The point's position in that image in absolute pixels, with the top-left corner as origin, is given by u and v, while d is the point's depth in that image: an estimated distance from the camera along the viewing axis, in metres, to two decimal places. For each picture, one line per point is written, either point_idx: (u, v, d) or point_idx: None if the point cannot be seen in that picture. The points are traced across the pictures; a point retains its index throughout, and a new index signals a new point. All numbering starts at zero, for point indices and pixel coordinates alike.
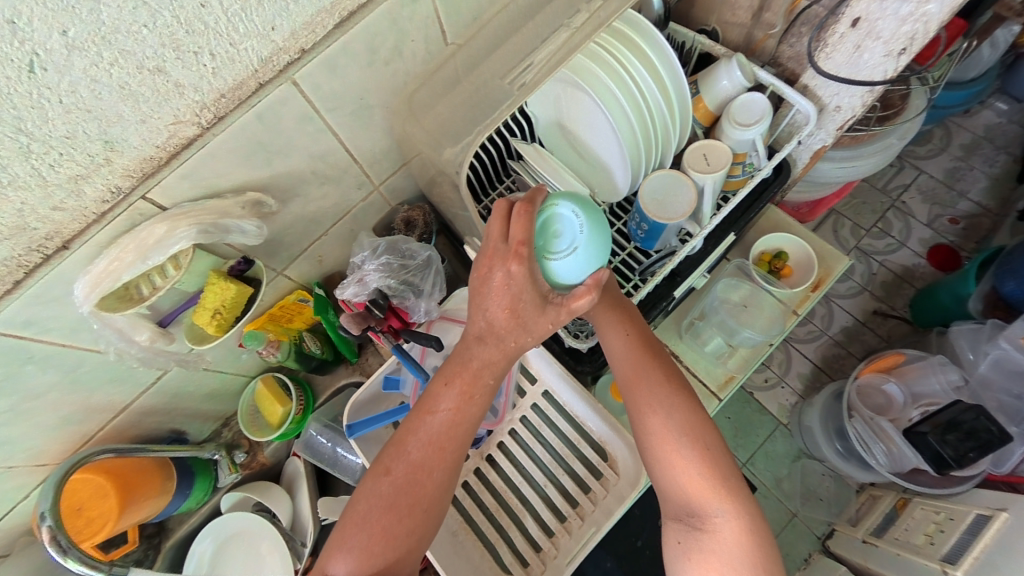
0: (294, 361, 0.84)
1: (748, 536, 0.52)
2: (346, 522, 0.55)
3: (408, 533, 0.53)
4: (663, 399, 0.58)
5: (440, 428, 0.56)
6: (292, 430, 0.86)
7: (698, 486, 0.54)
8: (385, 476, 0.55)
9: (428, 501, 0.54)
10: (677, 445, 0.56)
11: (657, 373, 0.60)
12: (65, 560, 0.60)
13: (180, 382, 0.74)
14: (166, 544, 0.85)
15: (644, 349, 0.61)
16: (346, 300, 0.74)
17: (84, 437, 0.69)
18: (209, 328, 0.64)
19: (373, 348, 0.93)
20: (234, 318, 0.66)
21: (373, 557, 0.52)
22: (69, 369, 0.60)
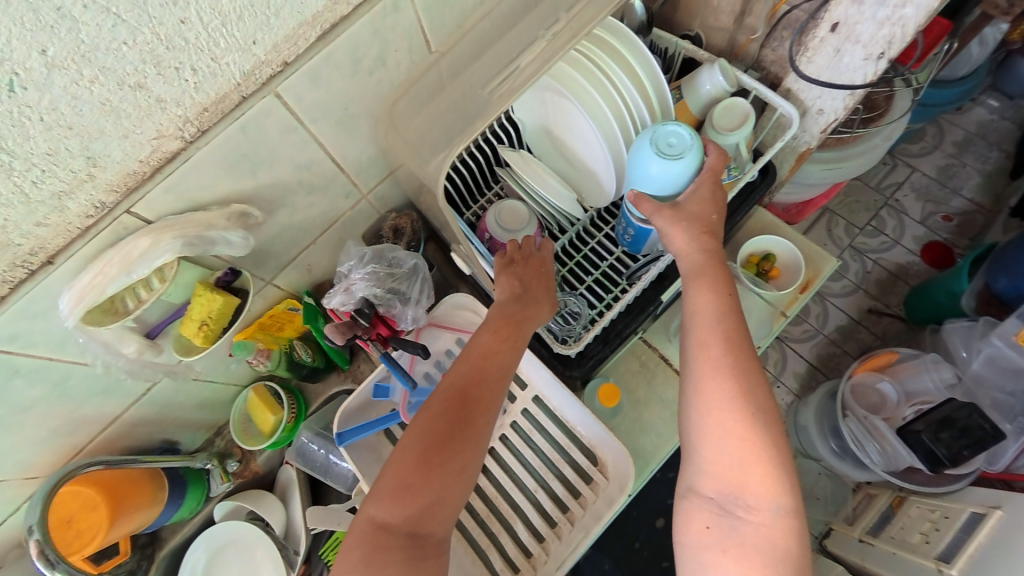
0: (285, 369, 0.84)
1: (789, 537, 0.51)
2: (388, 468, 0.56)
3: (447, 480, 0.55)
4: (715, 336, 0.56)
5: (482, 370, 0.61)
6: (285, 438, 0.86)
7: (731, 438, 0.53)
8: (427, 421, 0.58)
9: (467, 451, 0.57)
10: (720, 388, 0.54)
11: (716, 305, 0.57)
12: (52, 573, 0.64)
13: (171, 392, 0.75)
14: (159, 554, 0.85)
15: (709, 280, 0.58)
16: (334, 309, 0.73)
17: (74, 449, 0.70)
18: (197, 339, 0.65)
19: (365, 354, 0.93)
20: (222, 329, 0.67)
21: (415, 500, 0.54)
22: (58, 383, 0.60)
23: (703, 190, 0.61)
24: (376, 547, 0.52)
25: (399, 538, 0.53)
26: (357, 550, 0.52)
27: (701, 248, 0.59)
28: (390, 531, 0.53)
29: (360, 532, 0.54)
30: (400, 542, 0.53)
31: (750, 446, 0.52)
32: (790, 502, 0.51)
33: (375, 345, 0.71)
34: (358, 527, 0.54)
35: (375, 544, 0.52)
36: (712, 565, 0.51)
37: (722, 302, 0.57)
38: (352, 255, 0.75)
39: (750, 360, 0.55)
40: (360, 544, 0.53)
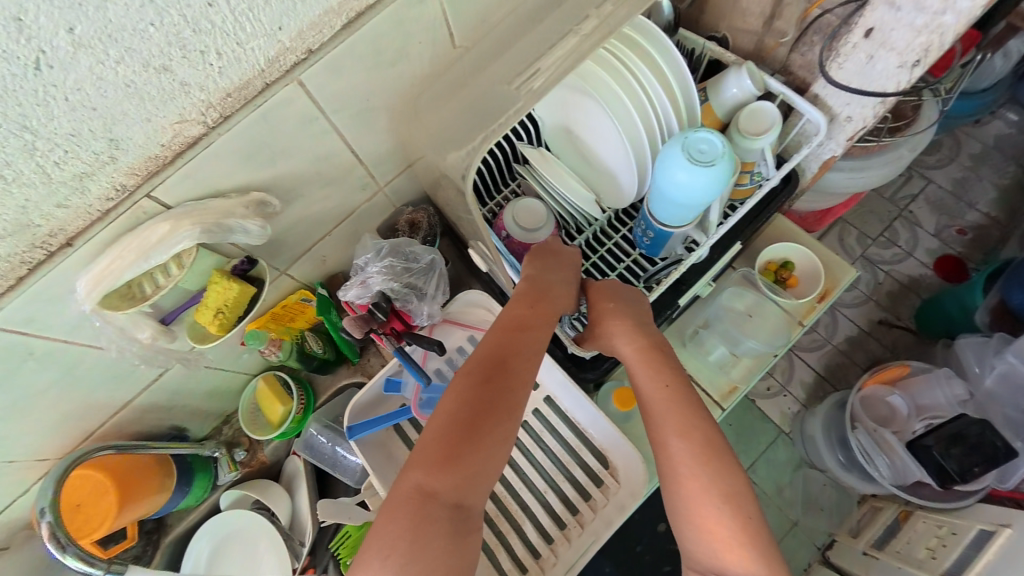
0: (296, 361, 0.84)
1: None
2: (419, 450, 0.51)
3: (486, 461, 0.51)
4: (667, 417, 0.55)
5: (520, 341, 0.57)
6: (293, 429, 0.85)
7: (703, 526, 0.50)
8: (461, 399, 0.53)
9: (505, 431, 0.53)
10: (682, 471, 0.52)
11: (662, 381, 0.56)
12: (64, 556, 0.66)
13: (181, 379, 0.74)
14: (165, 540, 0.85)
15: (653, 357, 0.58)
16: (350, 303, 0.73)
17: (84, 434, 0.69)
18: (211, 327, 0.64)
19: (375, 348, 0.92)
20: (237, 318, 0.66)
21: (452, 479, 0.49)
22: (71, 366, 0.60)
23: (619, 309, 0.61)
24: (413, 535, 0.47)
25: (441, 520, 0.48)
26: (393, 536, 0.47)
27: (628, 338, 0.59)
28: (429, 512, 0.48)
29: (395, 518, 0.48)
30: (440, 524, 0.48)
31: (730, 522, 0.50)
32: None
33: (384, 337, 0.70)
34: (388, 514, 0.48)
35: (412, 528, 0.47)
36: None
37: (667, 381, 0.57)
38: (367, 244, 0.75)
39: (702, 423, 0.54)
40: (396, 530, 0.47)
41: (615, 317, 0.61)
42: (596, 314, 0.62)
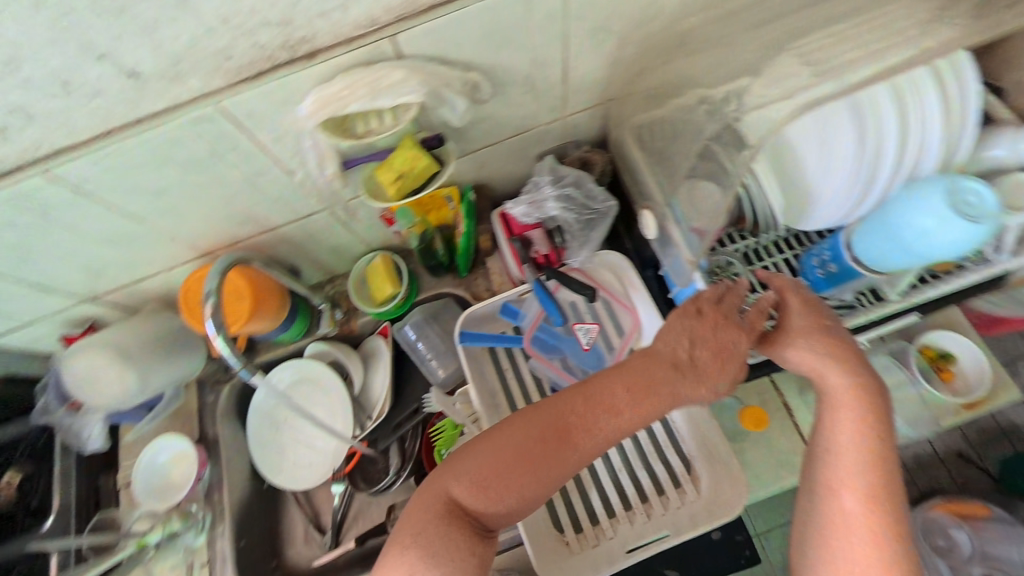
0: (419, 252, 0.85)
1: None
2: (477, 454, 0.51)
3: (535, 486, 0.50)
4: (851, 464, 0.48)
5: (658, 385, 0.51)
6: (390, 312, 0.88)
7: None
8: (535, 425, 0.50)
9: (562, 472, 0.50)
10: (854, 527, 0.46)
11: (861, 424, 0.49)
12: (215, 335, 0.62)
13: (323, 225, 0.77)
14: (253, 361, 0.92)
15: (863, 391, 0.50)
16: (513, 216, 0.73)
17: (229, 241, 0.73)
18: (389, 189, 0.61)
19: (485, 269, 0.92)
20: (411, 188, 0.63)
21: (504, 498, 0.49)
22: (252, 176, 0.62)
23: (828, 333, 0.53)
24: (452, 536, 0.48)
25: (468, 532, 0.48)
26: (432, 529, 0.48)
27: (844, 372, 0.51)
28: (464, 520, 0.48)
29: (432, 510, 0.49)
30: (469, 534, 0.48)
31: None
32: None
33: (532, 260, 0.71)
34: (422, 502, 0.50)
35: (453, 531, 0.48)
36: None
37: (873, 437, 0.48)
38: (546, 164, 0.73)
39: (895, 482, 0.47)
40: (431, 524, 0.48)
41: (811, 337, 0.53)
42: (795, 325, 0.55)
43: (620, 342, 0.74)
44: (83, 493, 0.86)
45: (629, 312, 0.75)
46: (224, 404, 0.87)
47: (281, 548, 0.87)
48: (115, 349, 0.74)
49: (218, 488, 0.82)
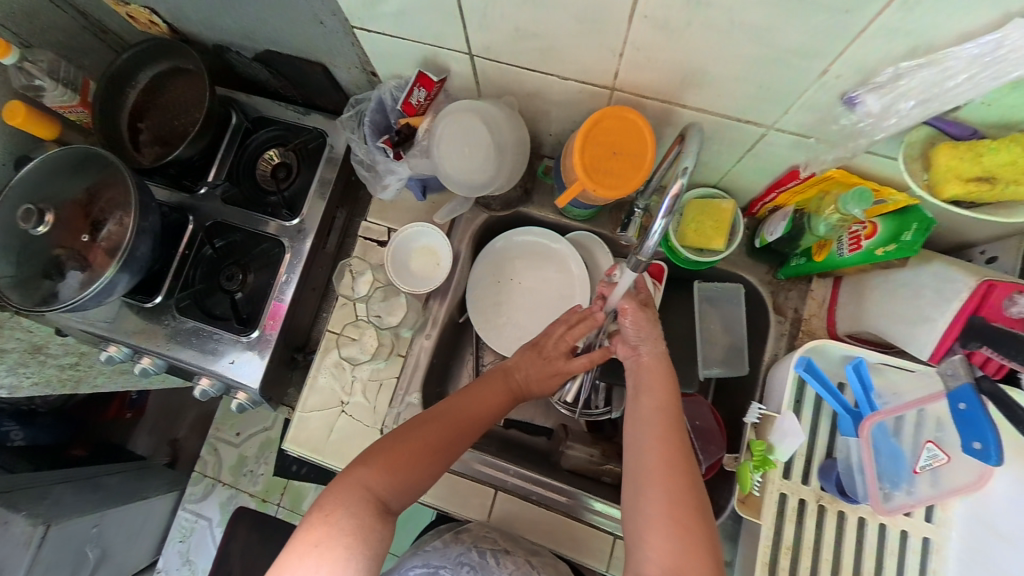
0: (787, 228, 0.68)
1: (679, 541, 0.52)
2: (378, 443, 0.61)
3: (482, 417, 0.66)
4: (662, 516, 0.53)
5: (503, 383, 0.70)
6: (687, 260, 0.75)
7: (661, 537, 0.52)
8: (473, 401, 0.67)
9: (492, 409, 0.68)
10: (684, 529, 0.52)
11: (658, 453, 0.57)
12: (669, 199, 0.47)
13: (739, 138, 0.61)
14: (520, 208, 0.83)
15: (654, 390, 0.62)
16: (1006, 305, 0.50)
17: (644, 94, 0.59)
18: (952, 187, 0.43)
19: (805, 289, 0.76)
20: (972, 201, 0.44)
21: (432, 451, 0.62)
22: (792, 47, 0.45)
23: (663, 369, 0.64)
24: (400, 484, 0.59)
25: (426, 456, 0.61)
26: (402, 465, 0.59)
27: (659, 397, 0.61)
28: (437, 443, 0.62)
29: (360, 483, 0.57)
30: (412, 470, 0.60)
31: (666, 524, 0.53)
32: (682, 548, 0.51)
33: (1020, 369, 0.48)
34: (396, 443, 0.61)
35: (415, 463, 0.60)
36: (647, 532, 0.53)
37: (661, 419, 0.60)
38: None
39: (688, 483, 0.55)
40: (391, 476, 0.59)
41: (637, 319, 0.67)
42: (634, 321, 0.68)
43: (934, 495, 0.56)
44: (325, 215, 0.88)
45: (977, 476, 0.53)
46: (477, 228, 0.84)
47: (445, 382, 0.86)
48: (484, 125, 0.60)
49: (437, 299, 0.82)
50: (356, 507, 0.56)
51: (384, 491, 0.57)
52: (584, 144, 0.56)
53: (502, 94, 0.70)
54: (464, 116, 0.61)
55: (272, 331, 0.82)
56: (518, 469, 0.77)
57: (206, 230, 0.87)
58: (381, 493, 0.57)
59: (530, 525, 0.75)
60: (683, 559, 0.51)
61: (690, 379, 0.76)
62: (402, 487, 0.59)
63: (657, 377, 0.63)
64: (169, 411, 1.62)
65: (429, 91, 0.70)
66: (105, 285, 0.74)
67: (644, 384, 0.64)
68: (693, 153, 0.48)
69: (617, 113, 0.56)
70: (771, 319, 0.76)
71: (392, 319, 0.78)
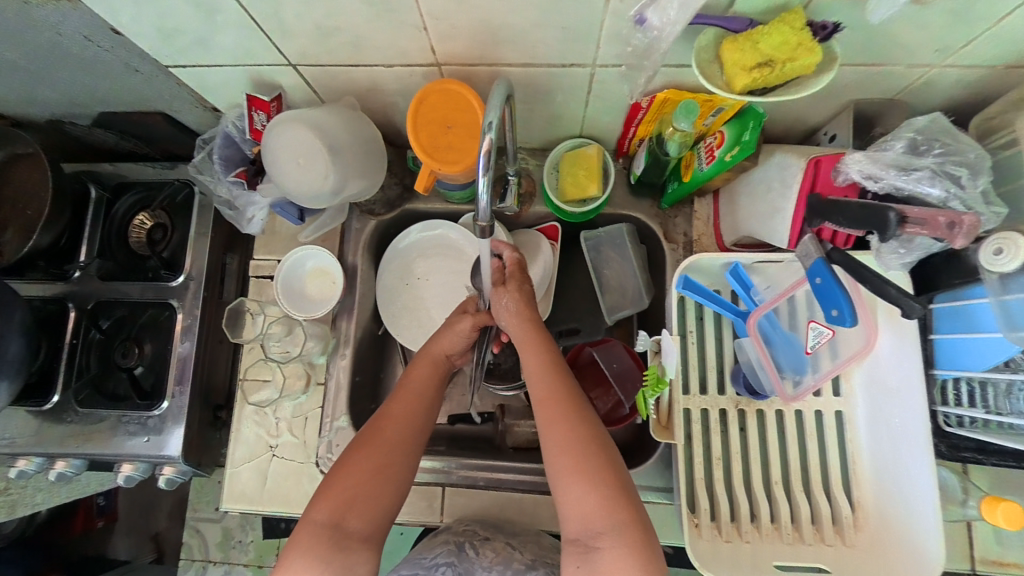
0: (647, 159, 0.69)
1: (590, 482, 0.51)
2: (329, 472, 0.59)
3: (417, 401, 0.64)
4: (562, 456, 0.53)
5: (439, 360, 0.69)
6: (572, 213, 0.76)
7: (574, 486, 0.52)
8: (404, 392, 0.65)
9: (428, 392, 0.66)
10: (587, 468, 0.52)
11: (546, 401, 0.57)
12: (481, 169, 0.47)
13: (575, 83, 0.62)
14: (405, 206, 0.82)
15: (529, 343, 0.62)
16: (835, 177, 0.52)
17: (467, 63, 0.59)
18: (740, 80, 0.45)
19: (690, 211, 0.78)
20: (766, 87, 0.46)
21: (386, 454, 0.60)
22: None
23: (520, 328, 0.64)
24: (361, 497, 0.57)
25: (374, 463, 0.58)
26: (345, 490, 0.57)
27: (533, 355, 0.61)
28: (378, 449, 0.60)
29: (317, 517, 0.55)
30: (368, 484, 0.58)
31: (573, 470, 0.52)
32: (596, 487, 0.51)
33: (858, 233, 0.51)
34: (338, 470, 0.59)
35: (363, 480, 0.58)
36: (562, 487, 0.53)
37: (542, 374, 0.59)
38: (907, 121, 0.50)
39: (579, 422, 0.55)
40: (346, 497, 0.56)
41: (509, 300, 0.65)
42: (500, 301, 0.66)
43: (833, 367, 0.62)
44: (213, 265, 0.84)
45: (864, 341, 0.61)
46: (368, 237, 0.82)
47: (379, 396, 0.85)
48: (309, 135, 0.59)
49: (345, 318, 0.81)
50: (313, 549, 0.54)
51: (337, 520, 0.55)
52: (416, 125, 0.57)
53: (338, 97, 0.68)
54: (286, 130, 0.59)
55: (182, 397, 0.78)
56: (459, 461, 0.77)
57: (88, 313, 0.82)
58: (335, 525, 0.55)
59: (483, 507, 0.76)
60: (599, 499, 0.51)
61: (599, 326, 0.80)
62: (358, 507, 0.56)
63: (525, 337, 0.63)
64: (143, 505, 1.33)
65: (269, 113, 0.67)
66: None
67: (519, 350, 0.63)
68: (497, 107, 0.47)
69: (437, 88, 0.56)
70: (665, 249, 0.78)
71: (297, 349, 0.77)
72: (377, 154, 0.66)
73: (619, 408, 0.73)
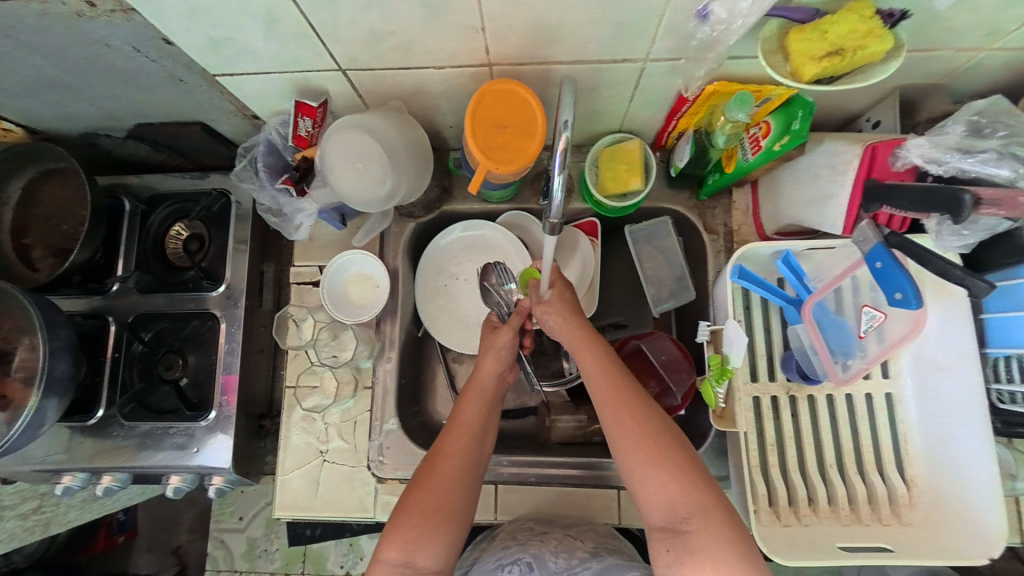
0: (692, 151, 0.69)
1: (668, 473, 0.53)
2: (392, 512, 0.59)
3: (469, 434, 0.63)
4: (638, 451, 0.54)
5: (485, 386, 0.67)
6: (611, 208, 0.75)
7: (651, 478, 0.53)
8: (457, 426, 0.63)
9: (480, 423, 0.64)
10: (664, 457, 0.53)
11: (613, 400, 0.58)
12: (557, 172, 0.48)
13: (622, 78, 0.62)
14: (444, 207, 0.83)
15: (585, 345, 0.62)
16: (893, 163, 0.53)
17: (519, 62, 0.59)
18: (806, 70, 0.46)
19: (728, 201, 0.79)
20: (831, 75, 0.47)
21: (448, 489, 0.59)
22: None
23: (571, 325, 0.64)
24: (428, 538, 0.57)
25: (435, 501, 0.58)
26: (410, 532, 0.57)
27: (590, 350, 0.61)
28: (436, 487, 0.59)
29: (387, 555, 0.56)
30: (432, 522, 0.57)
31: (648, 460, 0.54)
32: (674, 476, 0.53)
33: (917, 217, 0.53)
34: (401, 509, 0.59)
35: (427, 519, 0.57)
36: (639, 479, 0.54)
37: (603, 369, 0.60)
38: (966, 105, 0.52)
39: (648, 413, 0.56)
40: (413, 538, 0.56)
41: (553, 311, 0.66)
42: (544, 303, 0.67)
43: (881, 350, 0.62)
44: (251, 274, 0.83)
45: (910, 323, 0.60)
46: (407, 240, 0.83)
47: (421, 399, 0.85)
48: (366, 139, 0.61)
49: (388, 321, 0.81)
50: None
51: (408, 561, 0.55)
52: (473, 125, 0.57)
53: (382, 101, 0.68)
54: (343, 135, 0.61)
55: (229, 407, 0.78)
56: (508, 459, 0.77)
57: (130, 327, 0.81)
58: (407, 564, 0.55)
59: (538, 504, 0.76)
60: (680, 488, 0.52)
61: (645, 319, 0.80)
62: (424, 546, 0.56)
63: (579, 334, 0.64)
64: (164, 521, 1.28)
65: (314, 119, 0.67)
66: (36, 415, 0.68)
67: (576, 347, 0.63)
68: (570, 104, 0.48)
69: (498, 89, 0.56)
70: (705, 240, 0.79)
71: (346, 355, 0.78)
72: (423, 155, 0.66)
73: (669, 398, 0.72)
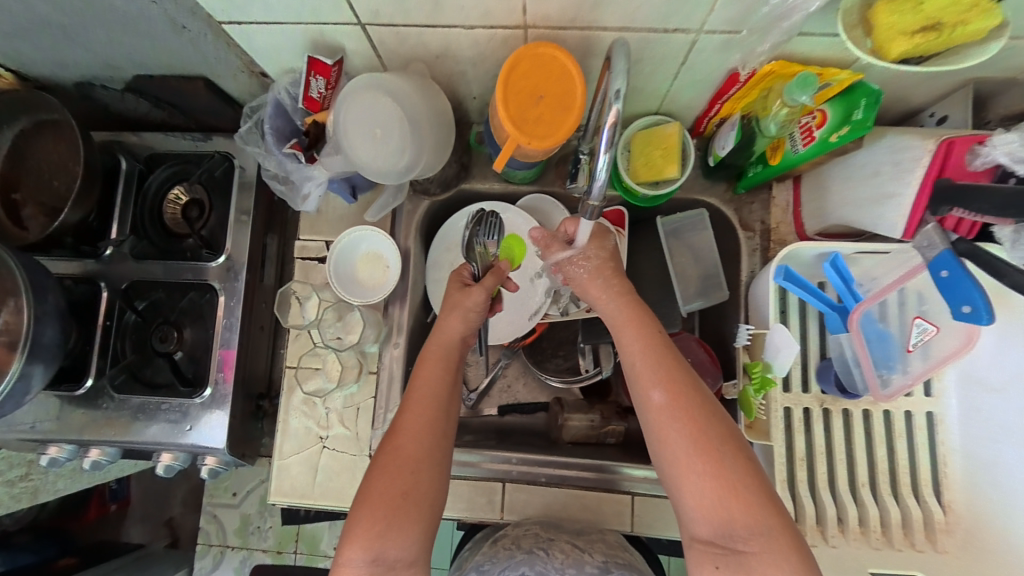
0: (738, 139, 0.64)
1: (723, 480, 0.48)
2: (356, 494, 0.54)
3: (429, 408, 0.57)
4: (694, 454, 0.49)
5: (441, 352, 0.62)
6: (642, 196, 0.70)
7: (705, 484, 0.49)
8: (415, 400, 0.57)
9: (441, 395, 0.59)
10: (723, 460, 0.49)
11: (662, 392, 0.53)
12: (602, 150, 0.44)
13: (668, 53, 0.57)
14: (462, 185, 0.77)
15: (632, 326, 0.57)
16: (971, 160, 0.48)
17: (557, 27, 0.54)
18: (894, 47, 0.41)
19: (767, 197, 0.73)
20: (918, 54, 0.42)
21: (414, 469, 0.54)
22: None
23: (615, 302, 0.59)
24: (389, 523, 0.51)
25: (401, 484, 0.53)
26: (376, 519, 0.51)
27: (637, 333, 0.56)
28: (400, 468, 0.54)
29: (353, 545, 0.51)
30: (397, 509, 0.52)
31: (704, 464, 0.49)
32: (732, 486, 0.48)
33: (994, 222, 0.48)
34: (366, 490, 0.53)
35: (391, 504, 0.52)
36: (687, 485, 0.50)
37: (649, 354, 0.55)
38: None
39: (702, 408, 0.51)
40: (377, 527, 0.51)
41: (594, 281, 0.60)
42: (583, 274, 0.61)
43: (926, 368, 0.58)
44: (253, 246, 0.78)
45: (962, 339, 0.56)
46: (420, 219, 0.78)
47: None
48: (388, 106, 0.57)
49: (397, 304, 0.76)
50: None
51: (377, 554, 0.50)
52: (506, 92, 0.51)
53: (403, 64, 0.62)
54: (364, 101, 0.57)
55: (225, 385, 0.74)
56: (518, 457, 0.73)
57: (123, 295, 0.77)
58: (377, 557, 0.50)
59: (547, 505, 0.72)
60: (736, 499, 0.48)
61: (670, 318, 0.75)
62: (394, 536, 0.51)
63: (623, 313, 0.58)
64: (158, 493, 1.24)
65: (328, 80, 0.61)
66: (20, 382, 0.64)
67: (618, 324, 0.58)
68: (621, 73, 0.43)
69: (539, 53, 0.51)
70: (740, 237, 0.74)
71: (352, 338, 0.74)
72: (447, 130, 0.62)
73: None
